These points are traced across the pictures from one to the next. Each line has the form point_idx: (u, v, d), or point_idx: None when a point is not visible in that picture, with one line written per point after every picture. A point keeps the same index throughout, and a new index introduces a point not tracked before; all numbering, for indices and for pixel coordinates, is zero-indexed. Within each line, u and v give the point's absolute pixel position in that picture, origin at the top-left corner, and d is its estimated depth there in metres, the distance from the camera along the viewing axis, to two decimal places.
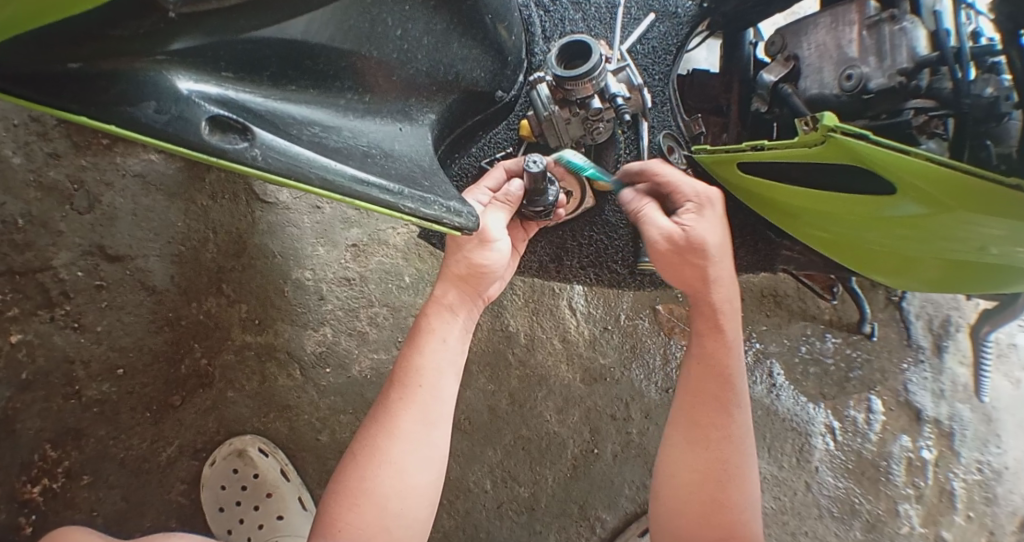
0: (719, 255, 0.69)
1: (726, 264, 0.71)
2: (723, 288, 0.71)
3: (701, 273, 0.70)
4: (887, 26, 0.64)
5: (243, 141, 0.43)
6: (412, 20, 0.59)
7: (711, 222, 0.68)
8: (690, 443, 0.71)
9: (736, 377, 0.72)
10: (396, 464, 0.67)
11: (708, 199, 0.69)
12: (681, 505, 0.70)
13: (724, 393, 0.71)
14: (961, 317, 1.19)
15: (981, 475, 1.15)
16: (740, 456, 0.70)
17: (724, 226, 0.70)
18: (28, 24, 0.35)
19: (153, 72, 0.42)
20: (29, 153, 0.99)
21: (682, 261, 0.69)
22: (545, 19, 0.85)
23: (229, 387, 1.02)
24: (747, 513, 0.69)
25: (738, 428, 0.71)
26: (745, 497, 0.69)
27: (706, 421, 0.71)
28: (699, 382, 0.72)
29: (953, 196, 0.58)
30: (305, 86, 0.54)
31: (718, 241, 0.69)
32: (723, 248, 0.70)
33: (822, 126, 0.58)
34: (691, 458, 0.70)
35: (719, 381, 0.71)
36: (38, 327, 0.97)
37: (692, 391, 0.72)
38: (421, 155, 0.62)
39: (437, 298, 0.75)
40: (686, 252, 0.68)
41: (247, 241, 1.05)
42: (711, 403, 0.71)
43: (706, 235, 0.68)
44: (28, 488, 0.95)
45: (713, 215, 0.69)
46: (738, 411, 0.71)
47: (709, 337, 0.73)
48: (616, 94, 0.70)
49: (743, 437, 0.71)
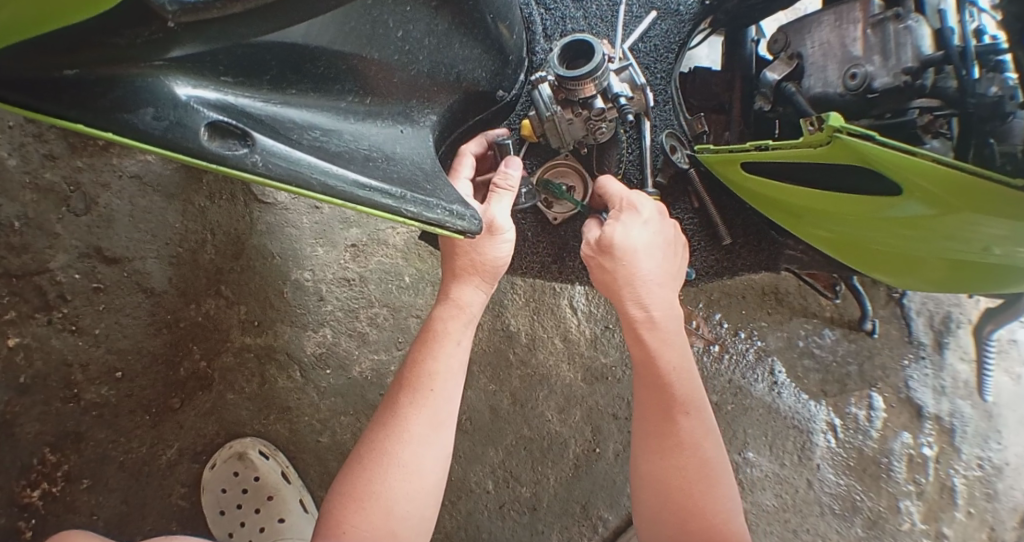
0: (630, 256, 0.70)
1: (644, 265, 0.70)
2: (642, 292, 0.70)
3: (616, 279, 0.71)
4: (891, 24, 0.64)
5: (243, 147, 0.42)
6: (414, 20, 0.58)
7: (627, 225, 0.71)
8: (650, 451, 0.69)
9: (681, 384, 0.69)
10: (405, 467, 0.66)
11: (628, 203, 0.72)
12: (657, 514, 0.67)
13: (667, 403, 0.69)
14: (962, 313, 1.19)
15: (981, 471, 1.15)
16: (700, 463, 0.67)
17: (644, 228, 0.71)
18: (23, 34, 0.36)
19: (151, 76, 0.41)
20: (23, 154, 0.98)
21: (596, 265, 0.72)
22: (545, 18, 0.84)
23: (229, 389, 1.01)
24: (723, 516, 0.65)
25: (686, 436, 0.68)
26: (717, 501, 0.66)
27: (656, 432, 0.69)
28: (643, 391, 0.71)
29: (957, 197, 0.57)
30: (306, 90, 0.53)
31: (626, 240, 0.70)
32: (637, 250, 0.70)
33: (828, 126, 0.57)
34: (655, 466, 0.68)
35: (658, 392, 0.69)
36: (35, 330, 0.96)
37: (640, 403, 0.71)
38: (423, 157, 0.61)
39: (454, 300, 0.74)
40: (597, 253, 0.72)
41: (245, 242, 1.04)
42: (656, 412, 0.69)
43: (610, 233, 0.70)
44: (26, 493, 0.94)
45: (630, 218, 0.71)
46: (684, 419, 0.68)
47: (637, 349, 0.71)
48: (618, 94, 0.69)
49: (697, 444, 0.68)
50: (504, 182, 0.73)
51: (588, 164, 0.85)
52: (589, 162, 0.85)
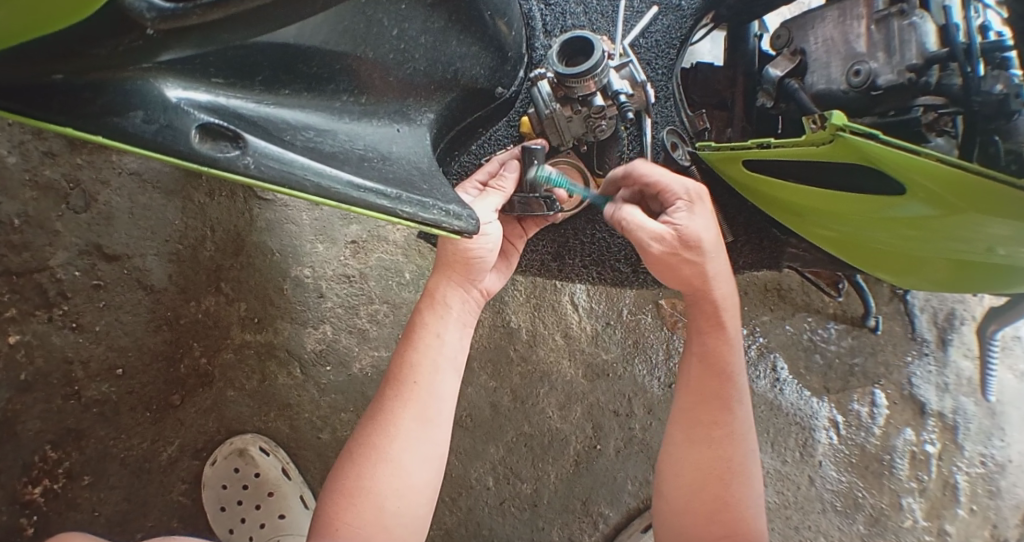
0: (714, 251, 0.68)
1: (722, 259, 0.70)
2: (721, 284, 0.70)
3: (697, 271, 0.69)
4: (896, 20, 0.62)
5: (235, 150, 0.42)
6: (409, 19, 0.57)
7: (705, 219, 0.68)
8: (692, 441, 0.69)
9: (737, 374, 0.71)
10: (393, 462, 0.66)
11: (698, 196, 0.68)
12: (686, 505, 0.68)
13: (724, 393, 0.70)
14: (966, 310, 1.18)
15: (984, 468, 1.15)
16: (741, 454, 0.69)
17: (716, 222, 0.69)
18: (20, 37, 0.36)
19: (140, 79, 0.41)
20: (23, 152, 0.97)
21: (677, 261, 0.68)
22: (545, 13, 0.83)
23: (229, 386, 1.01)
24: (753, 510, 0.68)
25: (739, 426, 0.69)
26: (749, 494, 0.68)
27: (708, 420, 0.69)
28: (698, 380, 0.71)
29: (962, 197, 0.56)
30: (299, 90, 0.52)
31: (711, 237, 0.67)
32: (718, 245, 0.69)
33: (830, 125, 0.56)
34: (695, 457, 0.69)
35: (720, 379, 0.70)
36: (36, 328, 0.97)
37: (693, 390, 0.71)
38: (419, 157, 0.61)
39: (431, 293, 0.75)
40: (681, 251, 0.67)
41: (245, 239, 1.04)
42: (710, 401, 0.70)
43: (698, 232, 0.67)
44: (29, 489, 0.95)
45: (706, 212, 0.68)
46: (739, 409, 0.70)
47: (710, 334, 0.71)
48: (619, 91, 0.68)
49: (744, 435, 0.69)
50: (498, 183, 0.73)
51: (588, 161, 0.84)
52: (589, 160, 0.84)
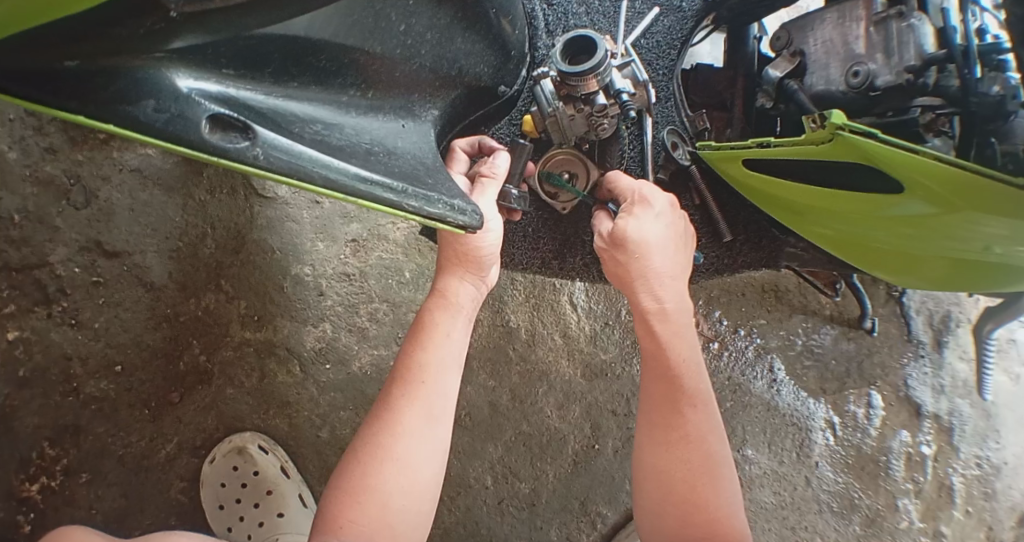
0: (645, 249, 0.69)
1: (661, 259, 0.70)
2: (655, 286, 0.71)
3: (627, 269, 0.71)
4: (894, 22, 0.63)
5: (245, 140, 0.42)
6: (416, 14, 0.58)
7: (640, 219, 0.70)
8: (653, 444, 0.69)
9: (688, 377, 0.70)
10: (399, 460, 0.66)
11: (643, 198, 0.71)
12: (658, 507, 0.68)
13: (674, 395, 0.69)
14: (961, 313, 1.19)
15: (980, 470, 1.15)
16: (704, 456, 0.68)
17: (659, 224, 0.70)
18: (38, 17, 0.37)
19: (152, 69, 0.42)
20: (24, 147, 0.97)
21: (613, 258, 0.71)
22: (548, 13, 0.84)
23: (228, 383, 1.01)
24: (725, 510, 0.66)
25: (694, 428, 0.68)
26: (720, 494, 0.67)
27: (664, 423, 0.69)
28: (650, 383, 0.71)
29: (959, 196, 0.57)
30: (307, 83, 0.53)
31: (643, 235, 0.69)
32: (653, 244, 0.70)
33: (830, 124, 0.57)
34: (658, 459, 0.68)
35: (665, 383, 0.70)
36: (34, 324, 0.97)
37: (647, 395, 0.72)
38: (424, 152, 0.61)
39: (442, 291, 0.75)
40: (614, 246, 0.71)
41: (245, 236, 1.04)
42: (660, 404, 0.70)
43: (626, 228, 0.70)
44: (26, 486, 0.95)
45: (643, 211, 0.70)
46: (691, 411, 0.69)
47: (647, 337, 0.72)
48: (621, 90, 0.69)
49: (703, 437, 0.68)
50: (491, 172, 0.73)
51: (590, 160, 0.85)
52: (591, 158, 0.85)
